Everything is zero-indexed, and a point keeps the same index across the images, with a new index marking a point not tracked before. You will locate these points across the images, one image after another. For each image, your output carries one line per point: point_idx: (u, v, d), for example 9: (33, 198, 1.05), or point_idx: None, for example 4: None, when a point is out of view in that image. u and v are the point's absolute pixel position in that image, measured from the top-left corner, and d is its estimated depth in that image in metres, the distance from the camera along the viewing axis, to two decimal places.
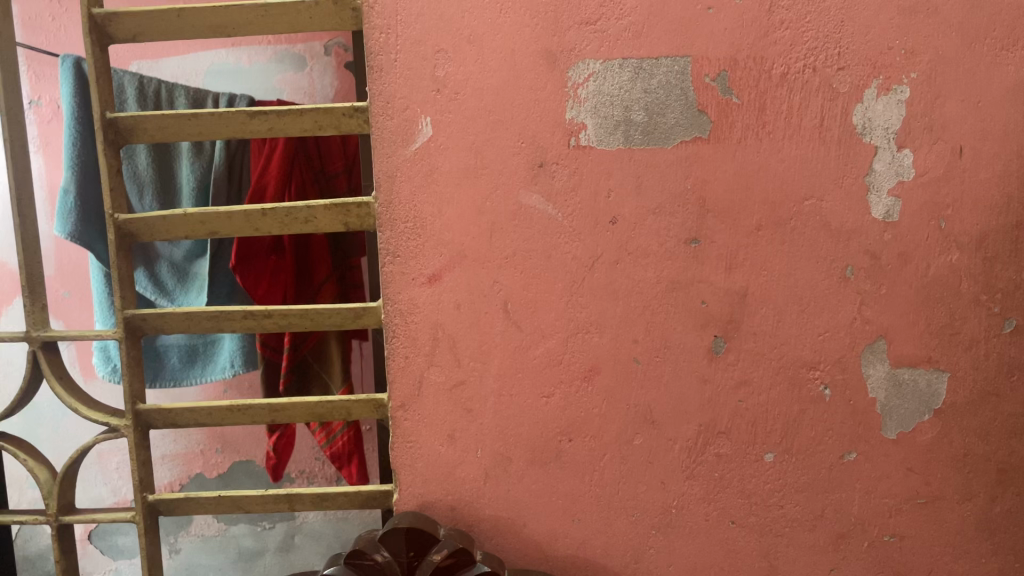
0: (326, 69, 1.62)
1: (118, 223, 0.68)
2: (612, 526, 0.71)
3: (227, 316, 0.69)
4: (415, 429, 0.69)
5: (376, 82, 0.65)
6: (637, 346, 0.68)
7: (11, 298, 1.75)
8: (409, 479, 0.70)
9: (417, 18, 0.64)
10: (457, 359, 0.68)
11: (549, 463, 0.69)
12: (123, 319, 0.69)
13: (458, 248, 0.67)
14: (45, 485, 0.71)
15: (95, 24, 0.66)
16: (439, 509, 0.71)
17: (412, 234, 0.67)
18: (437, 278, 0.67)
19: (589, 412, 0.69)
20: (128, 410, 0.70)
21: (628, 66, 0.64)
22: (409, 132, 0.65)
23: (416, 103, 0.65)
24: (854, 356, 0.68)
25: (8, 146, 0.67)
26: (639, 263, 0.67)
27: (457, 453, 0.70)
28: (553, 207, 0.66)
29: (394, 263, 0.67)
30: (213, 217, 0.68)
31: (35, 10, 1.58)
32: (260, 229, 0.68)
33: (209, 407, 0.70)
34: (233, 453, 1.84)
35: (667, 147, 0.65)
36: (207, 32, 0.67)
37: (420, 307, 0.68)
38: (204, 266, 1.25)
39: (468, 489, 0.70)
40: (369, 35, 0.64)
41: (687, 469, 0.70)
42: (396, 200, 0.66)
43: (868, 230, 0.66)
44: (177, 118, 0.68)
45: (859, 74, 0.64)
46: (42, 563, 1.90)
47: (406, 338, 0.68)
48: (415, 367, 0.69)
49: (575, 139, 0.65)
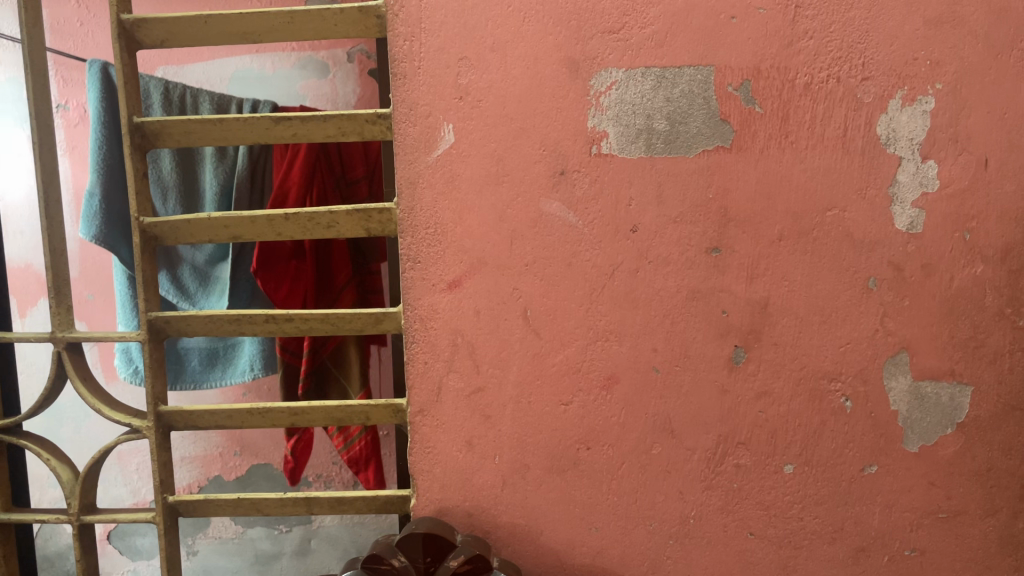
0: (349, 76, 1.64)
1: (142, 227, 0.69)
2: (630, 536, 0.70)
3: (248, 320, 0.70)
4: (432, 435, 0.70)
5: (399, 89, 0.65)
6: (656, 355, 0.68)
7: (36, 299, 1.78)
8: (426, 484, 0.70)
9: (440, 27, 0.64)
10: (476, 366, 0.68)
11: (567, 471, 0.69)
12: (147, 321, 0.70)
13: (478, 254, 0.67)
14: (67, 484, 0.72)
15: (124, 29, 0.67)
16: (456, 515, 0.71)
17: (432, 240, 0.67)
18: (457, 285, 0.67)
19: (607, 421, 0.69)
20: (150, 412, 0.70)
21: (650, 75, 0.64)
22: (431, 139, 0.65)
23: (438, 110, 0.65)
24: (875, 368, 0.67)
25: (35, 149, 0.68)
26: (659, 271, 0.67)
27: (474, 459, 0.70)
28: (574, 215, 0.66)
29: (415, 269, 0.67)
30: (235, 221, 0.69)
31: (64, 15, 1.60)
32: (282, 233, 0.69)
33: (229, 410, 0.71)
34: (251, 456, 1.85)
35: (688, 156, 0.65)
36: (234, 38, 0.68)
37: (440, 312, 0.68)
38: (226, 270, 1.26)
39: (485, 495, 0.70)
40: (393, 43, 0.65)
41: (706, 480, 0.69)
42: (418, 206, 0.67)
43: (891, 241, 0.65)
44: (204, 122, 0.68)
45: (884, 85, 0.64)
46: (62, 562, 1.93)
47: (425, 343, 0.68)
48: (434, 373, 0.69)
49: (596, 147, 0.65)
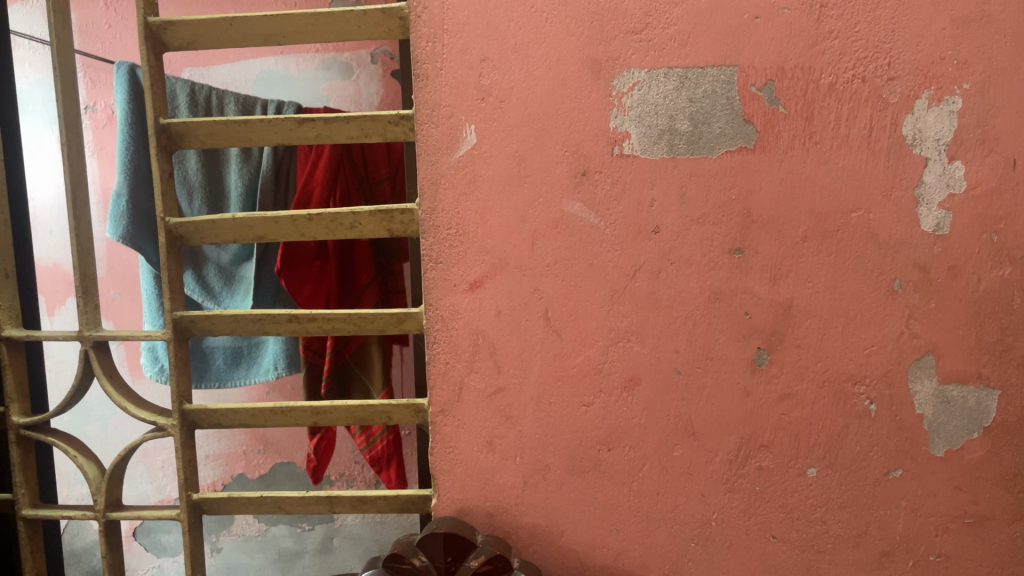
0: (373, 77, 1.65)
1: (168, 227, 0.70)
2: (651, 538, 0.70)
3: (271, 319, 0.70)
4: (453, 435, 0.70)
5: (422, 90, 0.65)
6: (678, 356, 0.67)
7: (64, 298, 1.80)
8: (447, 484, 0.70)
9: (462, 28, 0.64)
10: (497, 366, 0.68)
11: (588, 472, 0.69)
12: (172, 320, 0.70)
13: (499, 255, 0.67)
14: (94, 481, 0.73)
15: (151, 32, 0.68)
16: (477, 515, 0.71)
17: (454, 240, 0.67)
18: (478, 285, 0.67)
19: (628, 422, 0.68)
20: (175, 410, 0.71)
21: (673, 76, 0.64)
22: (454, 140, 0.66)
23: (461, 111, 0.65)
24: (900, 370, 0.67)
25: (64, 150, 0.69)
26: (681, 272, 0.66)
27: (495, 459, 0.70)
28: (595, 215, 0.66)
29: (436, 270, 0.68)
30: (259, 222, 0.69)
31: (92, 18, 1.63)
32: (305, 234, 0.70)
33: (253, 408, 0.71)
34: (275, 454, 1.86)
35: (711, 157, 0.65)
36: (258, 40, 0.69)
37: (461, 313, 0.68)
38: (250, 270, 1.27)
39: (506, 496, 0.70)
40: (416, 44, 0.65)
41: (728, 482, 0.69)
42: (440, 207, 0.67)
43: (917, 243, 0.65)
44: (228, 124, 0.69)
45: (911, 85, 0.63)
46: (88, 558, 1.95)
47: (446, 343, 0.69)
48: (455, 373, 0.69)
49: (618, 148, 0.65)
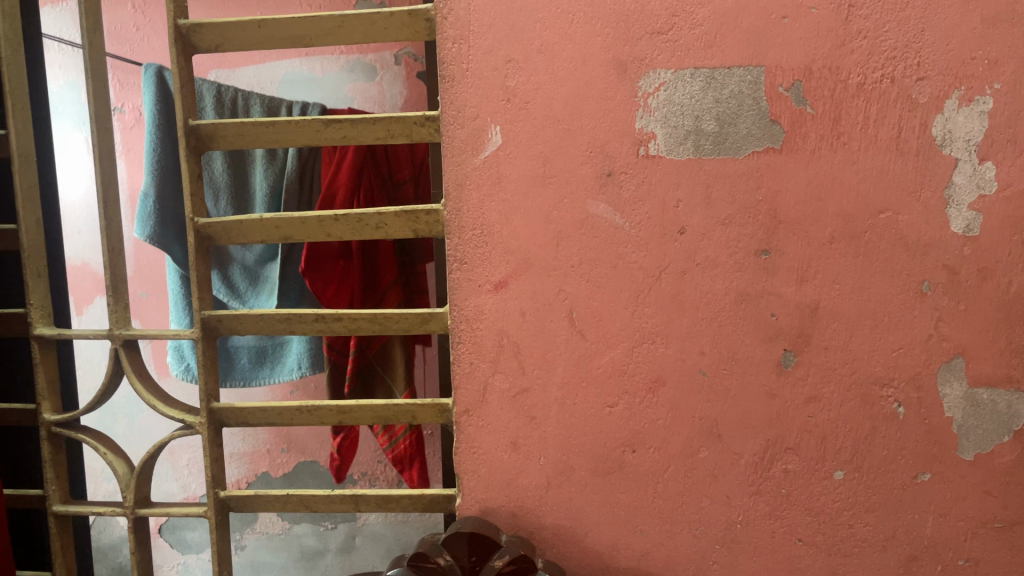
0: (396, 78, 1.66)
1: (197, 227, 0.71)
2: (676, 540, 0.70)
3: (298, 319, 0.71)
4: (477, 435, 0.70)
5: (447, 91, 0.66)
6: (704, 358, 0.67)
7: (92, 297, 1.83)
8: (471, 484, 0.71)
9: (488, 30, 0.65)
10: (521, 367, 0.69)
11: (612, 473, 0.69)
12: (200, 319, 0.71)
13: (524, 255, 0.67)
14: (123, 478, 0.74)
15: (181, 34, 0.69)
16: (501, 515, 0.71)
17: (479, 241, 0.68)
18: (503, 285, 0.68)
19: (653, 423, 0.68)
20: (203, 408, 0.72)
21: (699, 76, 0.64)
22: (479, 141, 0.66)
23: (486, 112, 0.66)
24: (928, 373, 0.66)
25: (95, 151, 0.70)
26: (706, 274, 0.66)
27: (520, 460, 0.70)
28: (620, 216, 0.66)
29: (461, 270, 0.68)
30: (286, 222, 0.70)
31: (121, 20, 1.65)
32: (331, 234, 0.70)
33: (279, 407, 0.72)
34: (298, 453, 1.88)
35: (738, 157, 0.64)
36: (287, 42, 0.69)
37: (486, 313, 0.68)
38: (275, 270, 1.28)
39: (530, 496, 0.70)
40: (442, 46, 0.65)
41: (753, 484, 0.69)
42: (465, 208, 0.67)
43: (946, 244, 0.64)
44: (256, 125, 0.70)
45: (940, 85, 0.62)
46: (115, 554, 1.98)
47: (471, 344, 0.69)
48: (480, 373, 0.69)
49: (644, 148, 0.65)
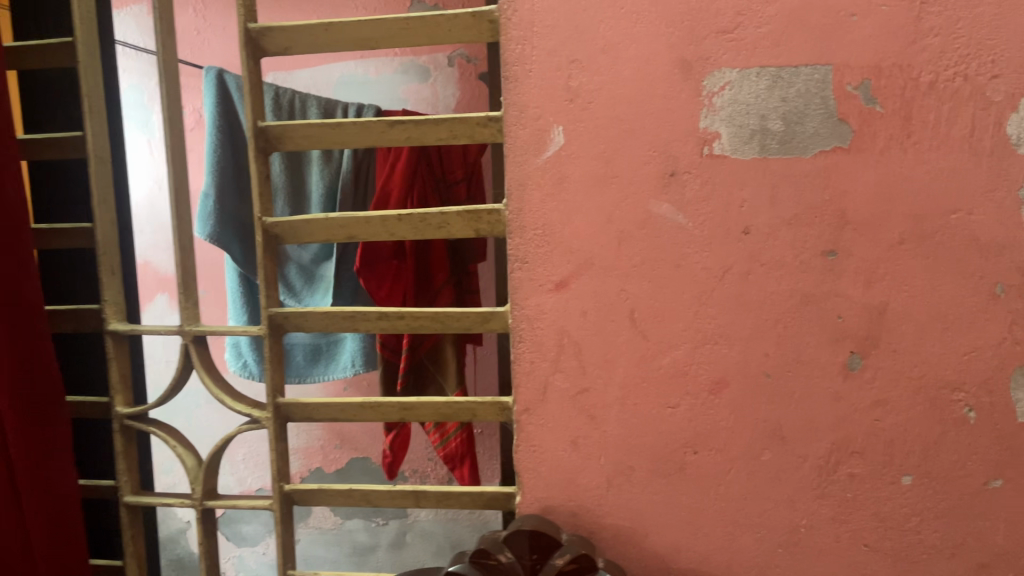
0: (449, 79, 1.66)
1: (265, 226, 0.73)
2: (738, 543, 0.69)
3: (362, 317, 0.73)
4: (537, 434, 0.70)
5: (511, 92, 0.66)
6: (768, 360, 0.67)
7: (153, 295, 1.87)
8: (531, 483, 0.71)
9: (552, 30, 0.65)
10: (582, 366, 0.69)
11: (673, 474, 0.69)
12: (268, 317, 0.73)
13: (586, 255, 0.67)
14: (192, 470, 0.76)
15: (251, 38, 0.71)
16: (561, 514, 0.71)
17: (541, 241, 0.68)
18: (564, 285, 0.68)
19: (715, 425, 0.68)
20: (270, 403, 0.74)
21: (766, 75, 0.63)
22: (542, 141, 0.67)
23: (550, 113, 0.66)
24: (1001, 378, 0.64)
25: (167, 152, 0.72)
26: (771, 274, 0.65)
27: (580, 459, 0.70)
28: (684, 216, 0.66)
29: (523, 270, 0.69)
30: (352, 221, 0.71)
31: (183, 24, 1.69)
32: (395, 233, 0.72)
33: (343, 403, 0.74)
34: (350, 450, 1.90)
35: (804, 157, 0.64)
36: (353, 44, 0.70)
37: (546, 313, 0.69)
38: (331, 269, 1.30)
39: (589, 496, 0.70)
40: (506, 47, 0.66)
41: (817, 488, 0.68)
42: (527, 207, 0.68)
43: (1021, 246, 0.62)
44: (322, 127, 0.71)
45: (1016, 83, 0.61)
46: (173, 546, 2.03)
47: (531, 343, 0.69)
48: (540, 373, 0.70)
49: (708, 148, 0.65)
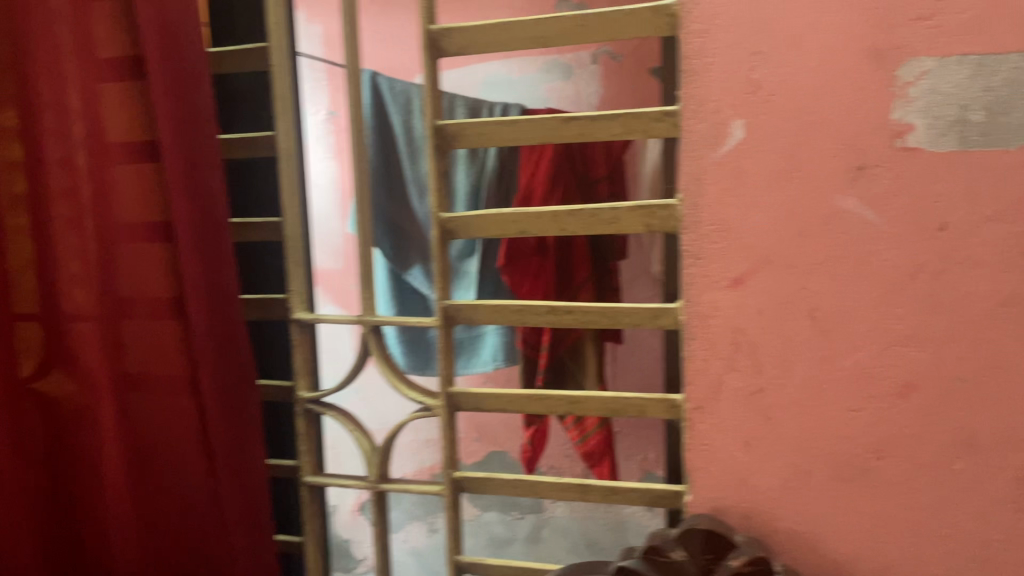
0: None
1: (440, 222, 0.77)
2: (923, 555, 0.66)
3: (531, 311, 0.75)
4: (709, 432, 0.70)
5: (690, 86, 0.66)
6: (962, 364, 0.63)
7: None
8: (702, 481, 0.71)
9: (735, 23, 0.64)
10: (758, 365, 0.67)
11: (854, 480, 0.66)
12: (441, 308, 0.77)
13: (765, 252, 0.66)
14: (368, 454, 0.83)
15: (431, 38, 0.74)
16: (732, 515, 0.70)
17: (717, 236, 0.67)
18: (741, 281, 0.67)
19: (901, 431, 0.65)
20: (441, 392, 0.78)
21: (968, 63, 0.60)
22: (721, 135, 0.66)
23: (730, 107, 0.65)
24: None
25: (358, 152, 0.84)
26: (968, 273, 0.62)
27: (753, 459, 0.69)
28: (872, 211, 0.63)
29: (697, 266, 0.68)
30: (524, 217, 0.74)
31: None
32: (565, 229, 0.73)
33: (511, 395, 0.76)
34: None
35: (1011, 149, 0.60)
36: (526, 43, 0.72)
37: (721, 309, 0.68)
38: None
39: (763, 498, 0.69)
40: (685, 40, 0.66)
41: (1016, 502, 0.63)
42: (703, 202, 0.67)
43: None
44: (497, 124, 0.74)
45: None
46: None
47: (705, 339, 0.69)
48: (714, 370, 0.69)
49: (901, 140, 0.62)
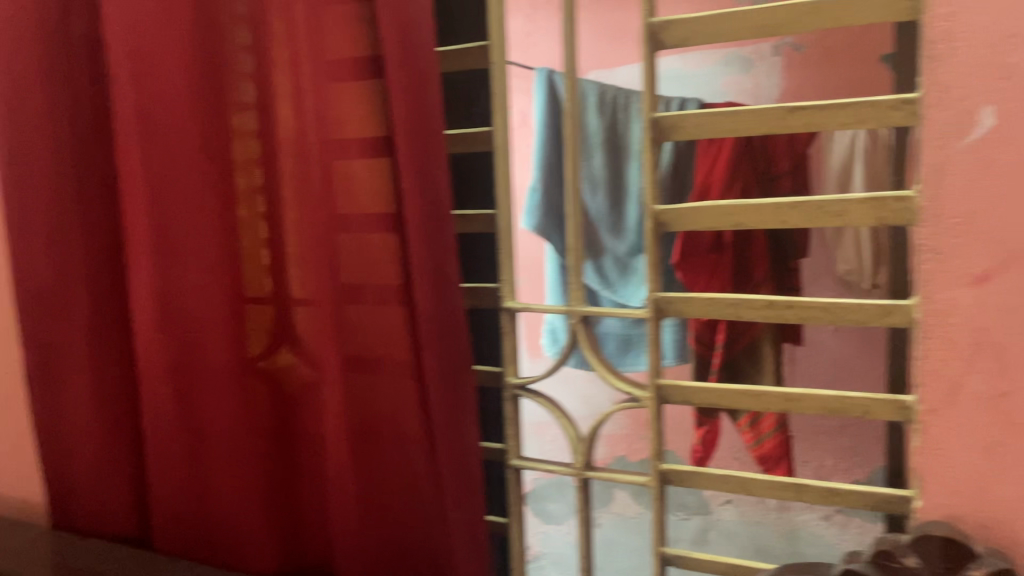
0: None
1: (655, 214, 0.83)
2: None
3: (747, 303, 0.79)
4: (944, 435, 0.67)
5: (932, 72, 0.63)
6: None
7: None
8: (936, 486, 0.68)
9: (986, 3, 0.61)
10: (1003, 368, 0.63)
11: None
12: (653, 300, 0.85)
13: (1015, 247, 0.62)
14: (576, 443, 0.95)
15: (652, 31, 0.79)
16: (968, 524, 0.67)
17: (959, 231, 0.64)
18: (985, 278, 0.63)
19: None
20: (650, 384, 0.86)
21: None
22: (967, 124, 0.63)
23: (978, 93, 0.62)
24: None
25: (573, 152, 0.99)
26: None
27: (994, 467, 0.65)
28: None
29: (936, 261, 0.65)
30: (742, 210, 0.78)
31: None
32: (787, 221, 0.76)
33: (722, 391, 0.81)
34: None
35: None
36: (753, 34, 0.75)
37: (962, 307, 0.65)
38: None
39: (1004, 508, 0.65)
40: (930, 25, 0.63)
41: None
42: (945, 194, 0.64)
43: None
44: (718, 116, 0.78)
45: None
46: None
47: (942, 339, 0.66)
48: (952, 371, 0.66)
49: None
